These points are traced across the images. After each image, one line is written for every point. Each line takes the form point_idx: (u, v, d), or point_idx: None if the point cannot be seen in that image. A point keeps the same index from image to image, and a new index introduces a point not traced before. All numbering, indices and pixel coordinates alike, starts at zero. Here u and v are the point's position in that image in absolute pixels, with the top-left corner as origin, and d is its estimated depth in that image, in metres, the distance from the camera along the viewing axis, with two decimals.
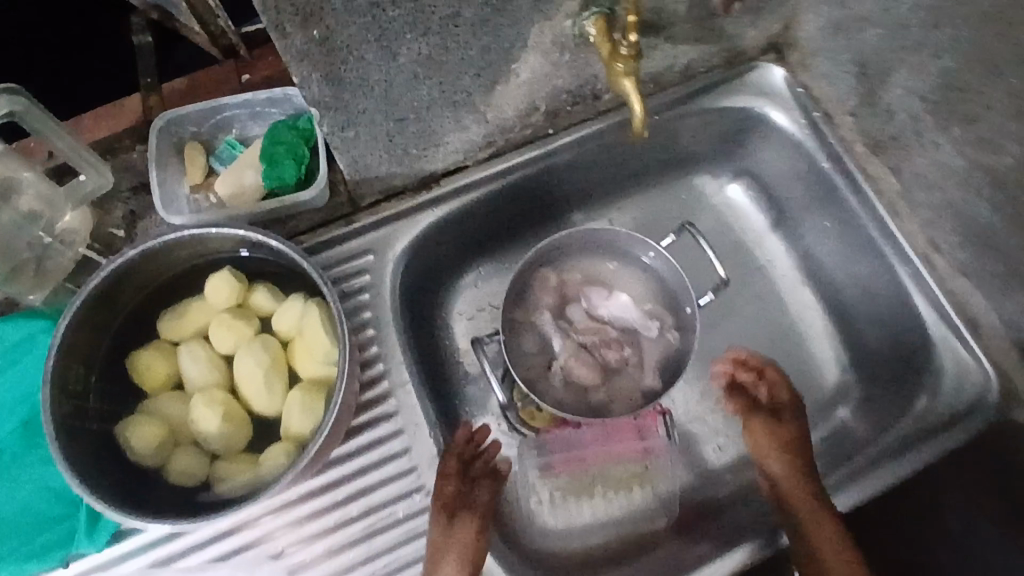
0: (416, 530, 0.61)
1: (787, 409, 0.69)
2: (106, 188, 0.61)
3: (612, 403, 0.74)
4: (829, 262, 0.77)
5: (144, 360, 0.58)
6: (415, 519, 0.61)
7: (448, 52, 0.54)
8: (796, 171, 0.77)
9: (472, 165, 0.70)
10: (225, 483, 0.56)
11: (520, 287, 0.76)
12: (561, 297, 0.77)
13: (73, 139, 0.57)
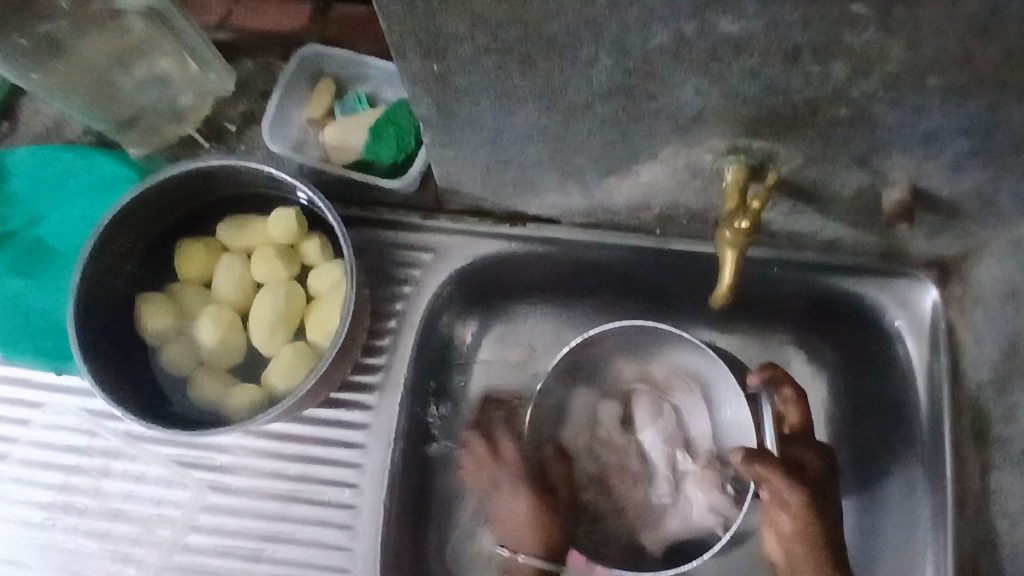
0: (328, 519, 0.63)
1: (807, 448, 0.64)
2: (224, 90, 0.66)
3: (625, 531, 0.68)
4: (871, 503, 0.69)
5: (189, 251, 0.63)
6: (333, 509, 0.63)
7: (568, 132, 0.51)
8: (891, 402, 0.67)
9: (566, 224, 0.68)
10: (195, 392, 0.61)
11: (585, 360, 0.71)
12: (607, 395, 0.72)
13: (203, 39, 0.62)
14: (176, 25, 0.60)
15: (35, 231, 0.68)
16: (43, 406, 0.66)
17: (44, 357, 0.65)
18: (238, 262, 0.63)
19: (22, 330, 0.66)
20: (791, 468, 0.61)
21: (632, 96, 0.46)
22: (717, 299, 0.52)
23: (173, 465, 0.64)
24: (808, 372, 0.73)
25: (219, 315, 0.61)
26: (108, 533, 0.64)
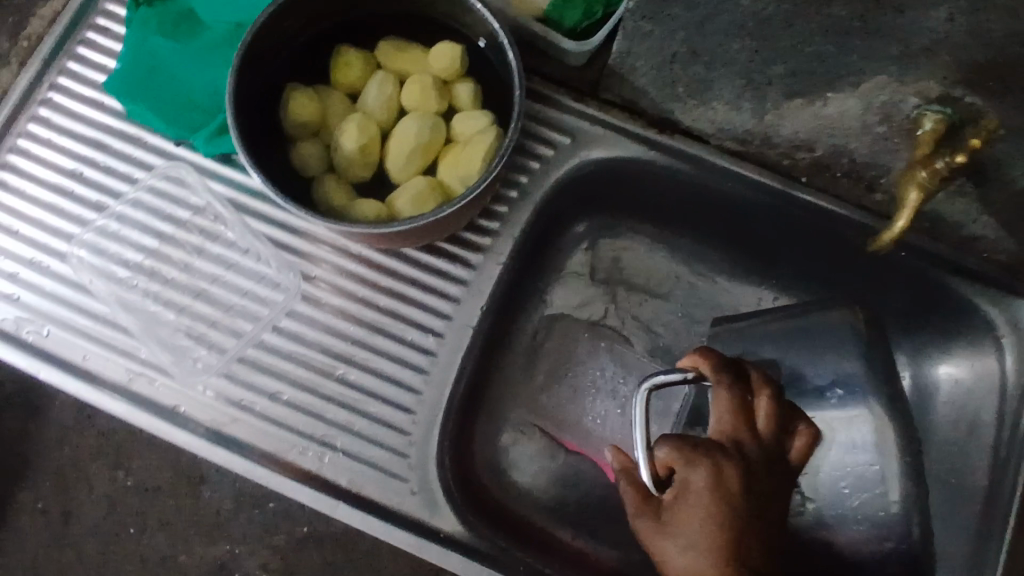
0: (405, 358, 0.63)
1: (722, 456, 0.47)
2: None
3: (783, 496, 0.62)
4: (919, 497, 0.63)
5: (348, 55, 0.62)
6: (413, 351, 0.63)
7: (786, 30, 0.49)
8: (972, 417, 0.67)
9: (712, 147, 0.66)
10: (319, 194, 0.60)
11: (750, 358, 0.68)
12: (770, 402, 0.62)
13: None
14: None
15: (190, 1, 0.68)
16: (153, 169, 0.66)
17: (172, 124, 0.66)
18: (391, 82, 0.63)
19: (159, 93, 0.66)
20: (684, 465, 0.47)
21: (880, 3, 0.44)
22: (884, 238, 0.56)
23: (269, 263, 0.64)
24: (911, 375, 0.72)
25: (362, 125, 0.60)
26: (188, 309, 0.64)
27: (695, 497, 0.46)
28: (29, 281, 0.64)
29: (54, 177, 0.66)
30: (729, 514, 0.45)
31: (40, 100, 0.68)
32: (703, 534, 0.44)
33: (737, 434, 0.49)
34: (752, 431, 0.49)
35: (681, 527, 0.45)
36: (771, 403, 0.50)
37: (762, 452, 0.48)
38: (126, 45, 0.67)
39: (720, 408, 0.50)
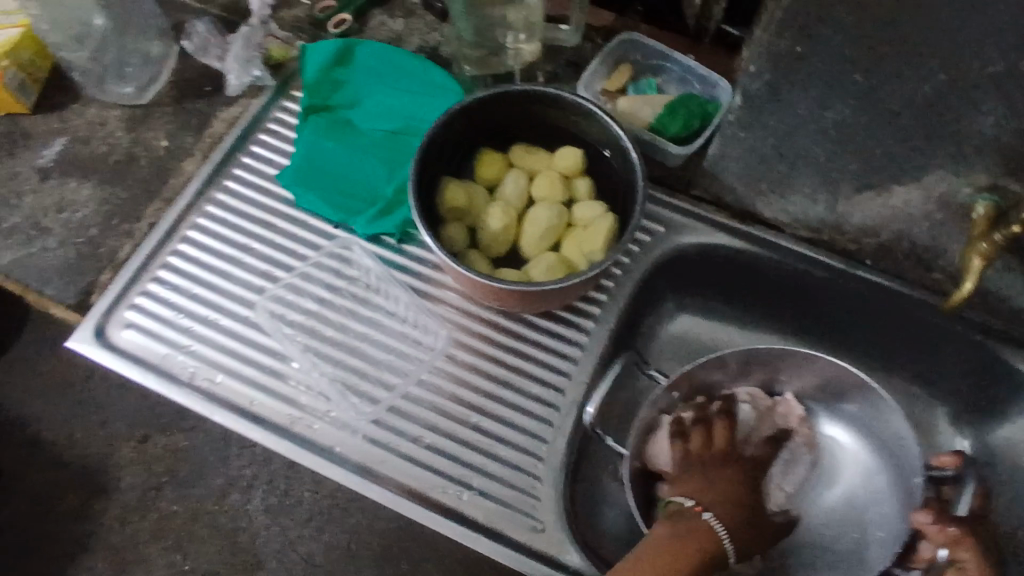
0: (532, 409, 0.73)
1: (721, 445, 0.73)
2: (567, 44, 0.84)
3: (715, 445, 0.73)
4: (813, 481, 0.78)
5: (490, 156, 0.77)
6: (538, 403, 0.73)
7: (862, 135, 0.63)
8: (877, 424, 0.77)
9: (788, 235, 0.79)
10: (467, 263, 0.73)
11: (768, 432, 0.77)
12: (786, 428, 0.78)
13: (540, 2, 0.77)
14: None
15: (350, 112, 0.83)
16: (316, 247, 0.79)
17: (336, 209, 0.79)
18: (524, 177, 0.77)
19: (324, 184, 0.80)
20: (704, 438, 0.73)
21: (940, 113, 0.58)
22: (952, 301, 0.64)
23: (415, 327, 0.76)
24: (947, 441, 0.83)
25: (504, 211, 0.74)
26: (342, 362, 0.74)
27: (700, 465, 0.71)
28: (201, 335, 0.75)
29: (227, 249, 0.78)
30: (743, 499, 0.71)
31: (217, 186, 0.81)
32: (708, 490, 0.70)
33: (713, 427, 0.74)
34: (753, 467, 0.74)
35: (690, 480, 0.70)
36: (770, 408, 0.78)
37: (771, 477, 0.76)
38: (298, 145, 0.81)
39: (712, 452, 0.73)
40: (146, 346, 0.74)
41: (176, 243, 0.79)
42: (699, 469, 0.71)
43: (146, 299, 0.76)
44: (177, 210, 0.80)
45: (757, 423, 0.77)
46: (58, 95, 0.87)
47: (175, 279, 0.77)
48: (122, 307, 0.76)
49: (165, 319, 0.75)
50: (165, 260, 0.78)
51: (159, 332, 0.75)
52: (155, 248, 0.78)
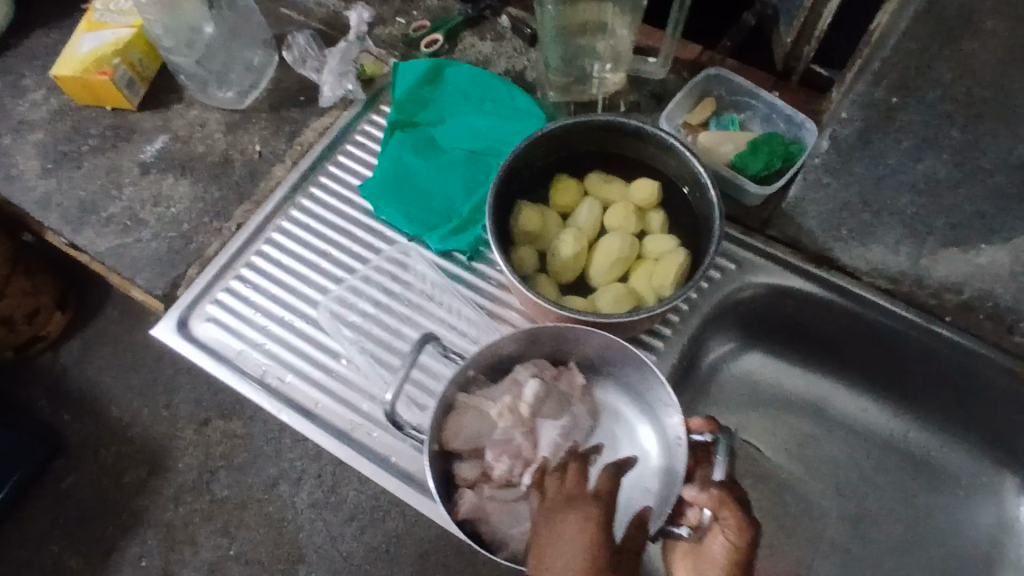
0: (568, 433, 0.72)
1: (579, 495, 0.58)
2: (653, 77, 0.85)
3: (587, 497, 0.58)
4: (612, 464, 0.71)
5: (565, 182, 0.79)
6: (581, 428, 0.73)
7: (953, 190, 0.62)
8: (646, 390, 0.70)
9: (864, 283, 0.77)
10: (536, 287, 0.74)
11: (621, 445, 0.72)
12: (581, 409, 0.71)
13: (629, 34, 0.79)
14: (621, 30, 0.79)
15: (434, 130, 0.86)
16: (387, 257, 0.81)
17: (413, 223, 0.81)
18: (598, 205, 0.78)
19: (404, 198, 0.82)
20: (556, 483, 0.60)
21: None
22: None
23: (476, 343, 0.77)
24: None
25: (576, 239, 0.75)
26: (403, 371, 0.76)
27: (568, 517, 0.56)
28: (274, 335, 0.78)
29: (306, 254, 0.82)
30: (598, 555, 0.54)
31: (304, 193, 0.85)
32: (577, 548, 0.54)
33: (565, 473, 0.60)
34: (597, 501, 0.58)
35: (552, 548, 0.55)
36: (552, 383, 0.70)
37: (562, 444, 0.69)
38: (383, 159, 0.84)
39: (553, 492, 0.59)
40: (224, 341, 0.78)
41: (260, 244, 0.82)
42: (549, 528, 0.56)
43: (227, 295, 0.80)
44: (264, 212, 0.83)
45: (545, 400, 0.69)
46: (164, 95, 0.92)
47: (255, 279, 0.81)
48: (205, 302, 0.80)
49: (242, 317, 0.79)
50: (248, 260, 0.82)
51: (236, 328, 0.79)
52: (239, 248, 0.82)
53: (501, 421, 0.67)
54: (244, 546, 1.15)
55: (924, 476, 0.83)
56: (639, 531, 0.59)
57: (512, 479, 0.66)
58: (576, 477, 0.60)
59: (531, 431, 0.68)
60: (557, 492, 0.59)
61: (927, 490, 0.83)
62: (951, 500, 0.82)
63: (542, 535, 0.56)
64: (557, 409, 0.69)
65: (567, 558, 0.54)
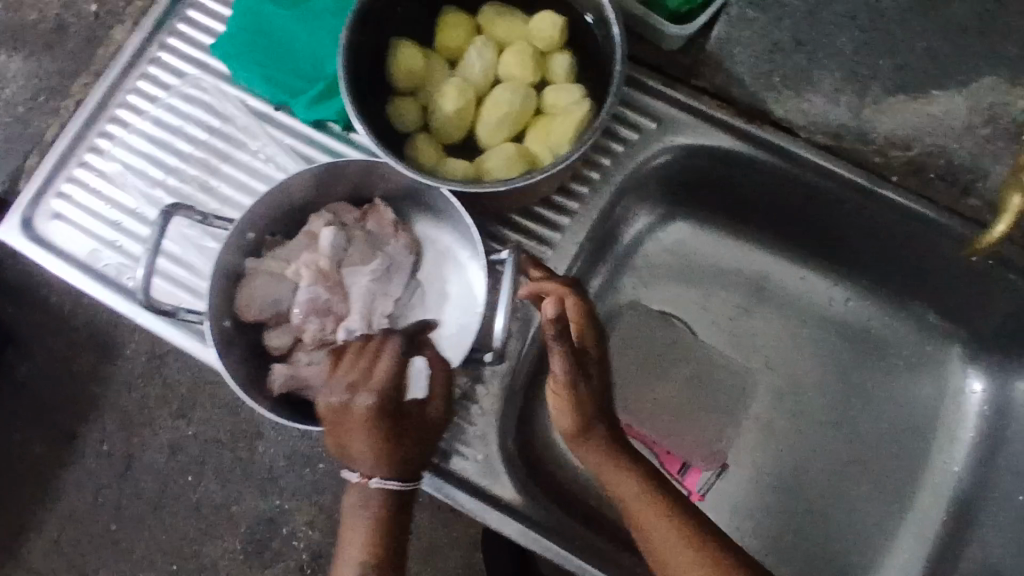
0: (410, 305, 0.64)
1: (364, 382, 0.53)
2: None
3: (375, 382, 0.53)
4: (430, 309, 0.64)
5: (453, 17, 0.64)
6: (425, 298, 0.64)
7: (901, 24, 0.49)
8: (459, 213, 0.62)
9: (802, 139, 0.66)
10: (412, 150, 0.62)
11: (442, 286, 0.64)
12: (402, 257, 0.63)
13: None
14: None
15: None
16: (247, 130, 0.70)
17: (273, 88, 0.69)
18: (490, 47, 0.64)
19: (263, 58, 0.69)
20: (344, 364, 0.55)
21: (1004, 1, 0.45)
22: (976, 246, 0.52)
23: None
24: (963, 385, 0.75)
25: (460, 89, 0.62)
26: None
27: (355, 407, 0.53)
28: (130, 230, 0.69)
29: (157, 133, 0.70)
30: (393, 445, 0.54)
31: (148, 59, 0.72)
32: (370, 440, 0.53)
33: (352, 355, 0.55)
34: (387, 388, 0.53)
35: (347, 438, 0.54)
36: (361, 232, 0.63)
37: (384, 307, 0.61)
38: (235, 9, 0.70)
39: (332, 382, 0.54)
40: (74, 240, 0.69)
41: (103, 124, 0.71)
42: (333, 411, 0.54)
43: (72, 187, 0.70)
44: (105, 85, 0.71)
45: (345, 247, 0.61)
46: None
47: (101, 166, 0.70)
48: (48, 195, 0.70)
49: (90, 211, 0.69)
50: (92, 143, 0.71)
51: (87, 225, 0.69)
52: (81, 129, 0.71)
53: (301, 280, 0.60)
54: (199, 429, 1.04)
55: (863, 348, 0.77)
56: (444, 388, 0.56)
57: (326, 334, 0.61)
58: (365, 358, 0.55)
59: (336, 282, 0.61)
60: (342, 375, 0.54)
61: (865, 364, 0.77)
62: (891, 372, 0.77)
63: (334, 421, 0.54)
64: (365, 253, 0.62)
65: (364, 451, 0.54)
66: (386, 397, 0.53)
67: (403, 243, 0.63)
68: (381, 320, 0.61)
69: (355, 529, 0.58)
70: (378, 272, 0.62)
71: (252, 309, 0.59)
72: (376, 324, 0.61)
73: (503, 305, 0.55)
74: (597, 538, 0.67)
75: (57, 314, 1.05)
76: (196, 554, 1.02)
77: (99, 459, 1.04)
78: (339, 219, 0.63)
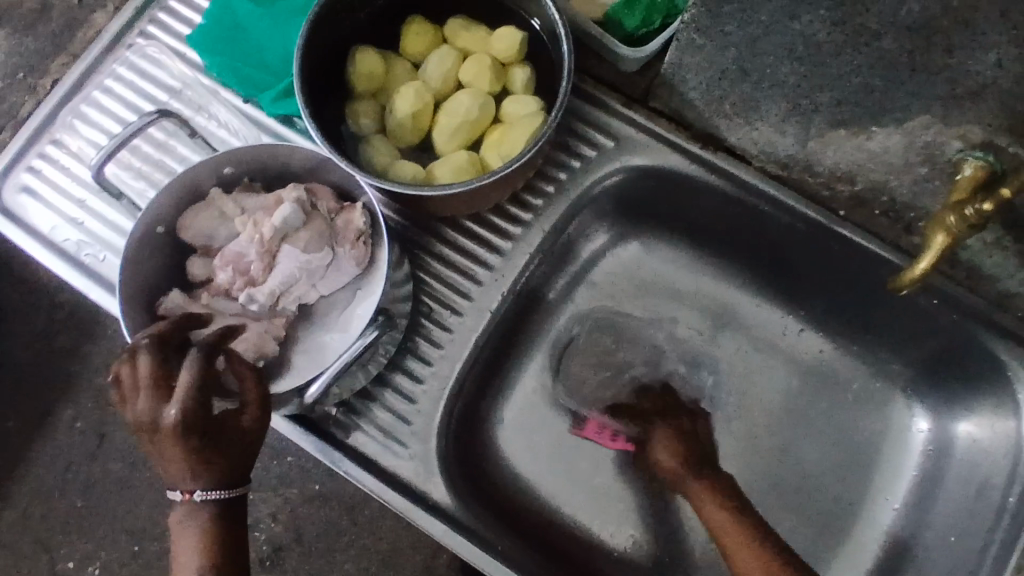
0: (339, 303, 0.64)
1: (162, 404, 0.47)
2: None
3: (178, 393, 0.47)
4: (343, 311, 0.64)
5: (417, 25, 0.65)
6: (350, 302, 0.64)
7: (834, 57, 0.49)
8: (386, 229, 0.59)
9: (754, 169, 0.66)
10: (366, 151, 0.64)
11: (353, 296, 0.64)
12: (341, 255, 0.62)
13: None
14: None
15: None
16: (217, 121, 0.72)
17: (243, 81, 0.70)
18: (451, 56, 0.65)
19: (235, 51, 0.71)
20: (139, 376, 0.48)
21: (929, 40, 0.44)
22: (901, 280, 0.54)
23: None
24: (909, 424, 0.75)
25: (417, 95, 0.64)
26: None
27: (163, 430, 0.47)
28: (94, 209, 0.70)
29: (130, 115, 0.72)
30: (214, 457, 0.50)
31: (128, 44, 0.73)
32: (184, 457, 0.48)
33: (144, 365, 0.48)
34: (189, 401, 0.47)
35: (162, 455, 0.49)
36: (323, 220, 0.62)
37: (300, 292, 0.62)
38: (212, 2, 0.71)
39: (137, 401, 0.48)
40: (39, 214, 0.70)
41: (78, 103, 0.72)
42: (138, 429, 0.48)
43: (42, 163, 0.71)
44: (83, 66, 0.73)
45: (297, 227, 0.61)
46: None
47: (72, 145, 0.72)
48: (19, 169, 0.71)
49: (58, 188, 0.71)
50: (65, 122, 0.72)
51: (53, 201, 0.71)
52: (55, 108, 0.72)
53: (244, 230, 0.62)
54: None
55: (812, 380, 0.77)
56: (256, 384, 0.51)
57: (233, 293, 0.62)
58: (160, 371, 0.48)
59: (273, 256, 0.61)
60: (143, 388, 0.48)
61: (812, 402, 0.77)
62: (839, 407, 0.76)
63: (146, 442, 0.49)
64: (313, 243, 0.61)
65: (183, 468, 0.49)
66: (193, 411, 0.47)
67: (356, 251, 0.62)
68: (289, 302, 0.62)
69: (187, 540, 0.54)
70: (314, 266, 0.61)
71: (185, 234, 0.62)
72: (284, 305, 0.62)
73: (323, 386, 0.58)
74: (528, 550, 0.67)
75: (32, 289, 1.05)
76: (159, 537, 1.02)
77: (70, 436, 1.04)
78: (315, 200, 0.63)
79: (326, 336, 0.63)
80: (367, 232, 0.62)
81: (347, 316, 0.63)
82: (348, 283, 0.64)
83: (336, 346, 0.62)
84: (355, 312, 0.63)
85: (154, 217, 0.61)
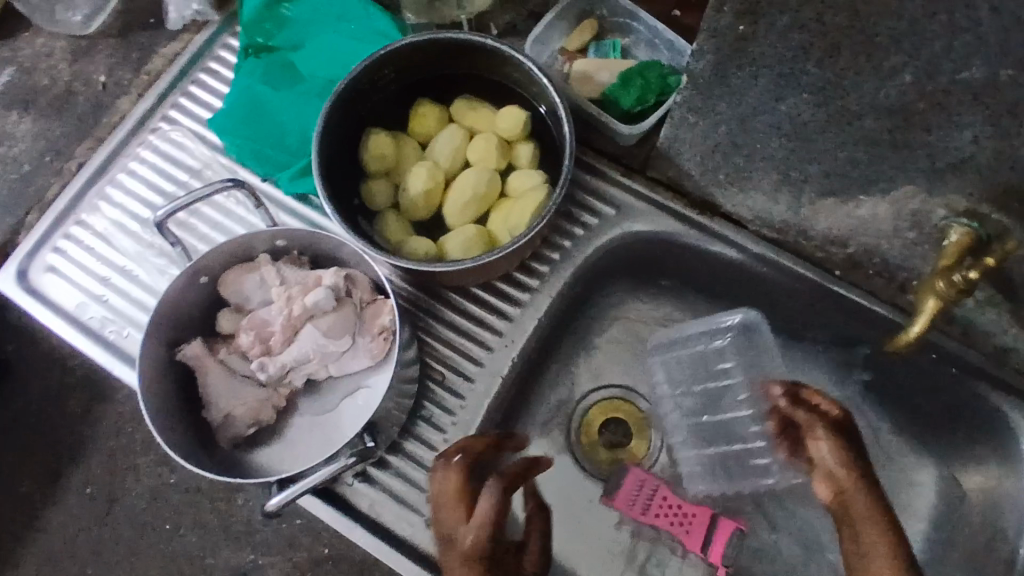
0: (350, 385, 0.66)
1: None
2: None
3: None
4: (350, 391, 0.66)
5: (427, 108, 0.69)
6: (360, 382, 0.66)
7: (821, 135, 0.52)
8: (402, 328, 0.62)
9: (750, 233, 0.70)
10: (382, 227, 0.67)
11: (360, 379, 0.66)
12: (359, 340, 0.64)
13: None
14: None
15: (292, 55, 0.77)
16: None
17: (263, 161, 0.74)
18: (460, 135, 0.69)
19: (253, 133, 0.75)
20: None
21: (907, 120, 0.47)
22: (898, 337, 0.58)
23: None
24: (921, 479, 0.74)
25: (429, 173, 0.67)
26: None
27: None
28: (118, 286, 0.73)
29: (154, 195, 0.76)
30: None
31: (152, 128, 0.78)
32: None
33: None
34: None
35: None
36: (352, 308, 0.64)
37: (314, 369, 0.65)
38: (234, 88, 0.76)
39: None
40: (64, 293, 0.73)
41: (103, 185, 0.76)
42: None
43: (67, 243, 0.75)
44: (109, 150, 0.77)
45: (324, 309, 0.64)
46: None
47: (97, 225, 0.75)
48: (45, 250, 0.74)
49: (83, 266, 0.74)
50: (90, 204, 0.76)
51: (78, 278, 0.73)
52: (82, 190, 0.76)
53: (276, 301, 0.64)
54: (185, 476, 1.03)
55: None
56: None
57: (249, 355, 0.65)
58: None
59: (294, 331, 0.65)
60: None
61: None
62: None
63: None
64: (336, 329, 0.64)
65: None
66: None
67: (374, 345, 0.64)
68: (297, 377, 0.65)
69: None
70: (330, 352, 0.64)
71: (223, 290, 0.65)
72: (292, 379, 0.65)
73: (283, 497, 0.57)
74: None
75: (48, 358, 1.07)
76: None
77: (81, 503, 1.04)
78: (349, 288, 0.65)
79: (331, 414, 0.66)
80: (390, 330, 0.64)
81: (353, 401, 0.65)
82: (360, 370, 0.66)
83: (343, 424, 0.65)
84: (362, 394, 0.65)
85: (177, 297, 0.63)
